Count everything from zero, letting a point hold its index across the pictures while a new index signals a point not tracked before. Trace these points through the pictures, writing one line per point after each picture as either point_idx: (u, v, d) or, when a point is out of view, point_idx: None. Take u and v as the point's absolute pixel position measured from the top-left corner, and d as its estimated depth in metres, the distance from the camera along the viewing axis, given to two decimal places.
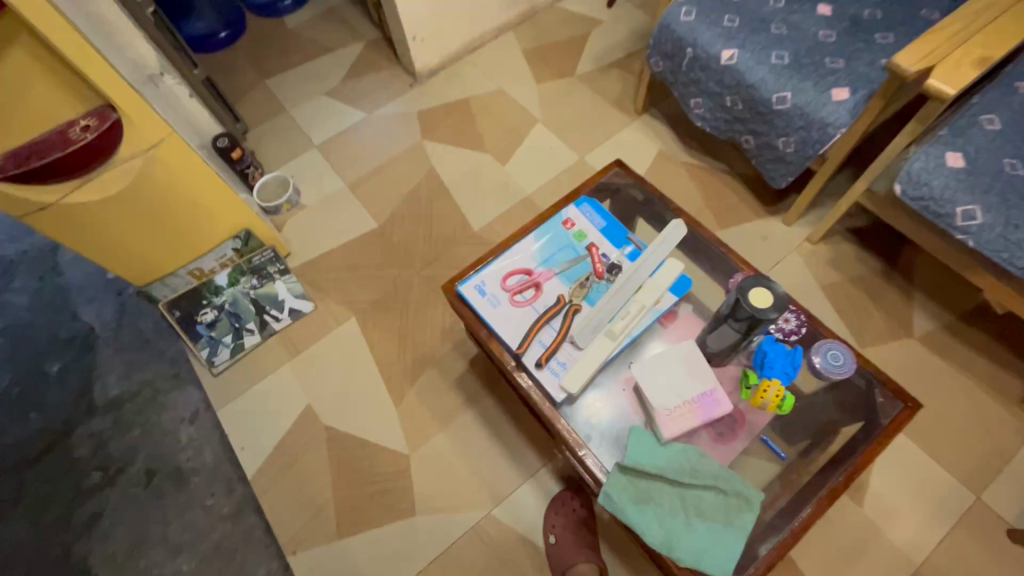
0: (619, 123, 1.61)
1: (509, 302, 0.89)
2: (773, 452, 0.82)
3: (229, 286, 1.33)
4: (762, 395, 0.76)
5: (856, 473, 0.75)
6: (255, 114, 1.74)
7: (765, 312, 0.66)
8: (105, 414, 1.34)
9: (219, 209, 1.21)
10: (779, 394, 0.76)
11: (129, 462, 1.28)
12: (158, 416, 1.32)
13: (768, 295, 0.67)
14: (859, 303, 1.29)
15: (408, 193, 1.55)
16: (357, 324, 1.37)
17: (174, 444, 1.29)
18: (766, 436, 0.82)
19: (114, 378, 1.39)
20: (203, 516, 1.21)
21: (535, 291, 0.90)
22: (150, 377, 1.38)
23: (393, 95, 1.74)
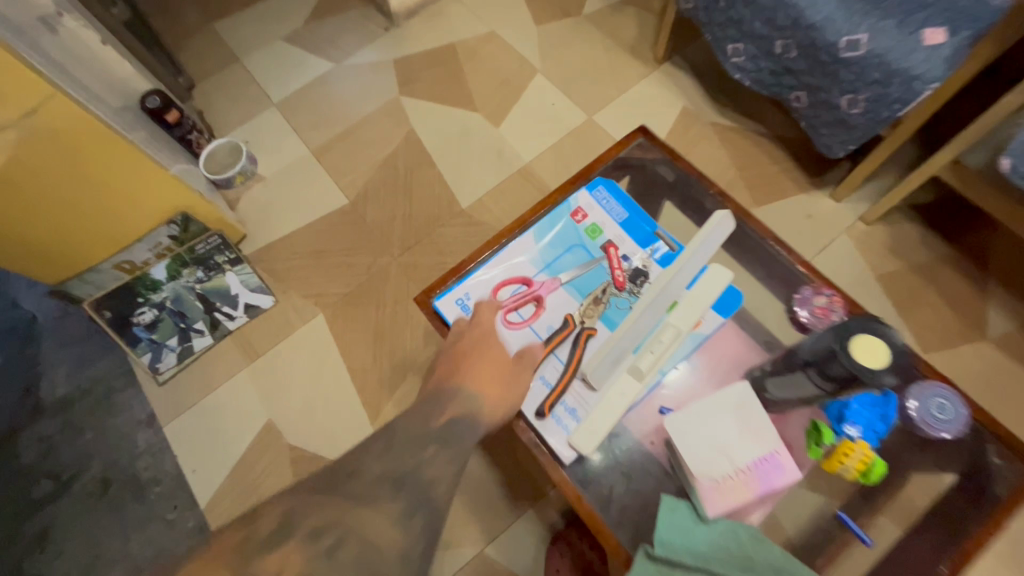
0: (635, 74, 1.35)
1: (502, 323, 0.68)
2: (854, 535, 0.63)
3: (169, 281, 1.10)
4: (841, 460, 0.57)
5: (966, 565, 0.58)
6: (203, 64, 1.46)
7: (869, 368, 0.52)
8: (54, 416, 1.13)
9: (142, 188, 0.98)
10: (866, 460, 0.56)
11: (80, 471, 1.09)
12: (111, 419, 1.12)
13: (881, 354, 0.53)
14: (923, 298, 1.08)
15: (384, 162, 1.31)
16: (326, 323, 1.16)
17: (131, 452, 1.09)
18: (843, 513, 0.64)
19: (62, 374, 1.16)
20: (164, 534, 1.03)
21: (535, 309, 0.69)
22: (102, 373, 1.16)
23: (364, 40, 1.45)
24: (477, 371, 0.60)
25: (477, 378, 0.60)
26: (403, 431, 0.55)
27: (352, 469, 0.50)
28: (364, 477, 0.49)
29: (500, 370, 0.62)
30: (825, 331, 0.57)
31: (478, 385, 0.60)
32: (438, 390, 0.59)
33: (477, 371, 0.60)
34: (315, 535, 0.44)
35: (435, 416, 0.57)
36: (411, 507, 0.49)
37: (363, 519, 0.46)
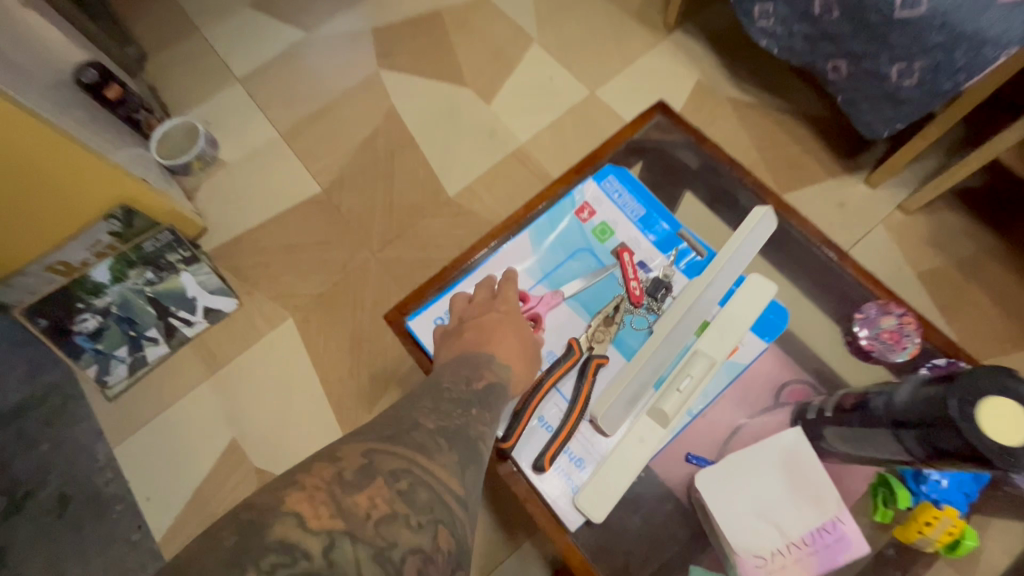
0: (644, 42, 1.19)
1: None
2: None
3: (114, 283, 0.96)
4: (923, 529, 0.46)
5: None
6: (156, 33, 1.29)
7: (996, 442, 0.35)
8: (4, 426, 0.98)
9: (72, 175, 0.83)
10: (954, 531, 0.45)
11: (36, 487, 0.95)
12: (71, 429, 0.99)
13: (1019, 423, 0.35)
14: (971, 297, 0.95)
15: (361, 144, 1.16)
16: (296, 327, 1.03)
17: (90, 465, 0.97)
18: None
19: (14, 380, 1.01)
20: (128, 555, 0.92)
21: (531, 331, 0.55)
22: (62, 378, 1.02)
23: (339, 5, 1.29)
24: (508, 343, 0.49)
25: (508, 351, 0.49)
26: (449, 385, 0.44)
27: (409, 417, 0.39)
28: (423, 428, 0.39)
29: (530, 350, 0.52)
30: (926, 382, 0.40)
31: (509, 357, 0.49)
32: (469, 353, 0.48)
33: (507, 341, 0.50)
34: (391, 479, 0.35)
35: (478, 373, 0.45)
36: (470, 458, 0.39)
37: (434, 465, 0.37)
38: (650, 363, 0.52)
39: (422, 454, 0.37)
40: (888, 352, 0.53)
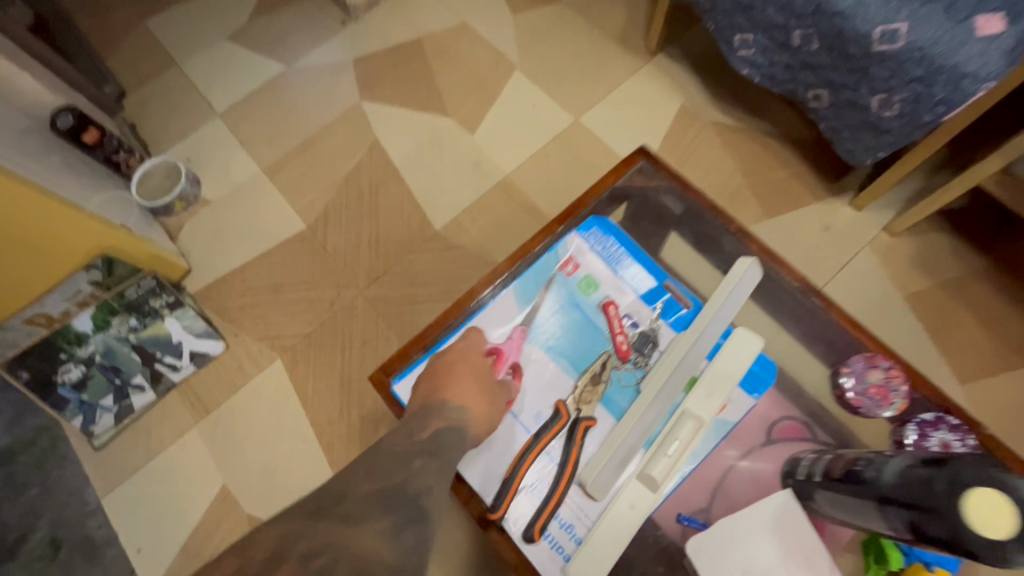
0: (626, 67, 1.19)
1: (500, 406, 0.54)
2: None
3: (96, 332, 0.94)
4: None
5: None
6: (133, 69, 1.28)
7: (987, 537, 0.34)
8: None
9: (51, 229, 0.82)
10: None
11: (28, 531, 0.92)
12: (55, 476, 0.97)
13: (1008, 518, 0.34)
14: (955, 318, 0.96)
15: (345, 179, 1.15)
16: (285, 368, 1.02)
17: (80, 510, 0.96)
18: None
19: None
20: None
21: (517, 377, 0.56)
22: (48, 422, 1.00)
23: (320, 36, 1.28)
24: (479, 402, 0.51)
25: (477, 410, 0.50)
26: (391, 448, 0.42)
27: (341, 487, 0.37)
28: (353, 495, 0.36)
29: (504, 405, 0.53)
30: (917, 461, 0.40)
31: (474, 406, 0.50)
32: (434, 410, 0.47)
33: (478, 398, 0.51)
34: (308, 559, 0.31)
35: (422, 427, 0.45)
36: (407, 518, 0.36)
37: (362, 533, 0.33)
38: (639, 425, 0.51)
39: (349, 525, 0.34)
40: (875, 409, 0.54)
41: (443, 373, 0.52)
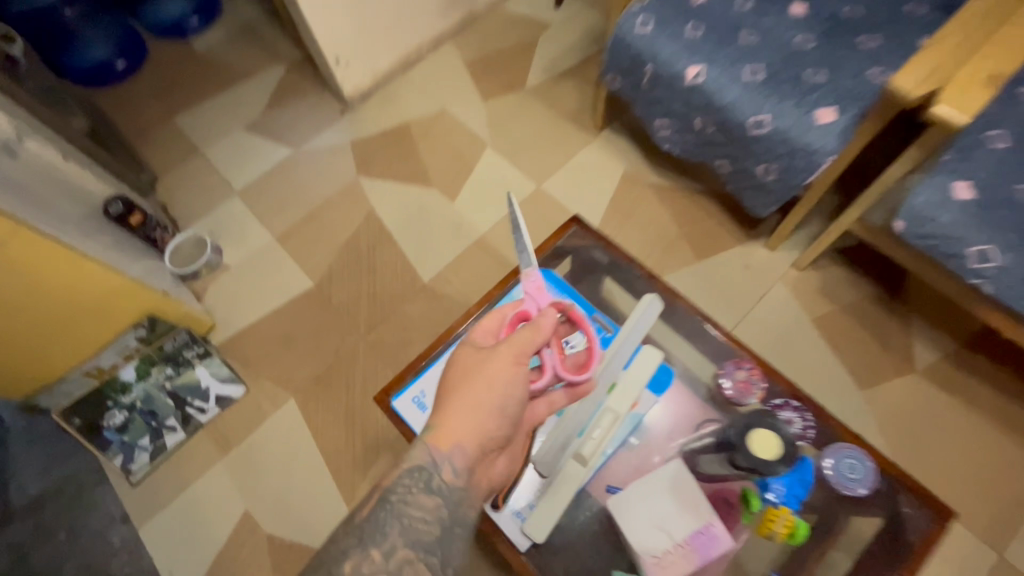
0: (578, 141, 1.44)
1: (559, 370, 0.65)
2: None
3: (138, 381, 1.12)
4: (770, 527, 0.64)
5: None
6: (163, 159, 1.51)
7: (765, 459, 0.58)
8: (26, 519, 1.10)
9: (109, 295, 1.01)
10: (790, 523, 0.64)
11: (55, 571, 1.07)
12: (85, 518, 1.11)
13: (775, 448, 0.59)
14: (855, 335, 1.15)
15: (346, 243, 1.36)
16: (297, 406, 1.19)
17: (106, 550, 1.08)
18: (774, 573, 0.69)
19: (33, 475, 1.14)
20: None
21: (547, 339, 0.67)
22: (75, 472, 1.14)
23: (323, 125, 1.53)
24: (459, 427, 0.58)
25: (452, 440, 0.58)
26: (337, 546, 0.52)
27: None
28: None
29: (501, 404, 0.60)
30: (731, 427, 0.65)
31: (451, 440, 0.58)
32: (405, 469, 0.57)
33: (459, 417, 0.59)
34: None
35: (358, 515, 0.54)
36: None
37: None
38: (574, 420, 0.69)
39: None
40: (741, 398, 0.72)
41: (445, 399, 0.60)
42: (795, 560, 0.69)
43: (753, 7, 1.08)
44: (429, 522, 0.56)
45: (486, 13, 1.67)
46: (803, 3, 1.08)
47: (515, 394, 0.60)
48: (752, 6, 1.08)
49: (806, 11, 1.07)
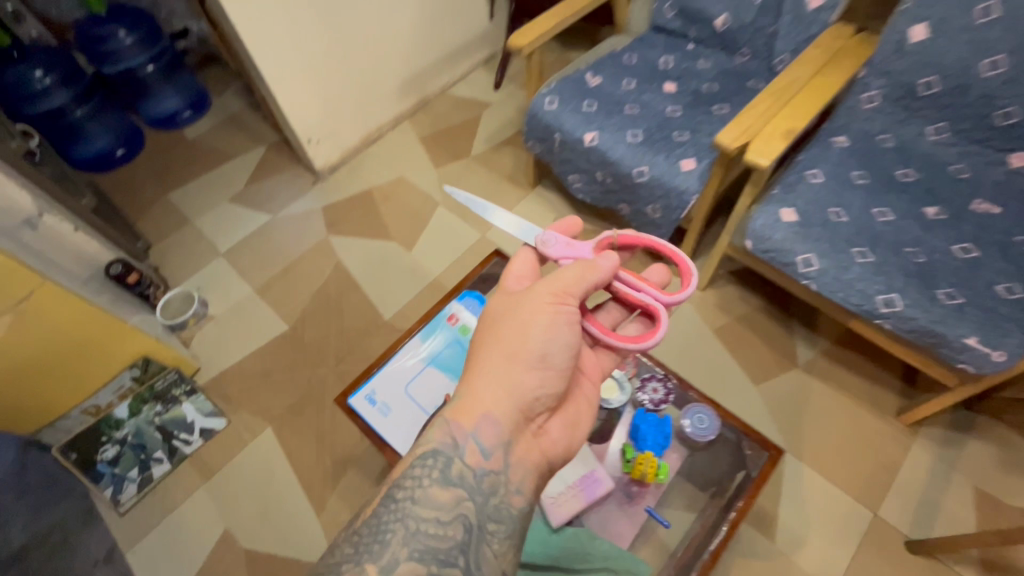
0: (515, 197, 1.71)
1: (660, 299, 0.78)
2: (659, 524, 0.88)
3: (130, 417, 1.28)
4: (639, 467, 0.84)
5: (733, 529, 0.81)
6: (156, 230, 1.73)
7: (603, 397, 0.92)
8: None
9: (111, 339, 1.19)
10: (654, 464, 0.84)
11: None
12: None
13: (613, 391, 0.91)
14: (748, 340, 1.37)
15: (318, 290, 1.57)
16: (273, 434, 1.34)
17: None
18: (652, 509, 0.88)
19: None
20: None
21: (630, 286, 0.79)
22: None
23: (298, 193, 1.79)
24: (486, 391, 0.65)
25: (475, 411, 0.64)
26: (350, 541, 0.56)
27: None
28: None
29: (538, 352, 0.66)
30: None
31: (466, 415, 0.64)
32: (418, 455, 0.64)
33: (488, 379, 0.66)
34: None
35: (367, 512, 0.59)
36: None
37: None
38: None
39: None
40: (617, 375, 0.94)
41: (462, 389, 0.67)
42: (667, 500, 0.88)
43: (635, 87, 1.39)
44: (441, 519, 0.59)
45: (436, 97, 2.00)
46: (672, 83, 1.40)
47: (547, 351, 0.67)
48: (634, 86, 1.39)
49: (675, 88, 1.39)
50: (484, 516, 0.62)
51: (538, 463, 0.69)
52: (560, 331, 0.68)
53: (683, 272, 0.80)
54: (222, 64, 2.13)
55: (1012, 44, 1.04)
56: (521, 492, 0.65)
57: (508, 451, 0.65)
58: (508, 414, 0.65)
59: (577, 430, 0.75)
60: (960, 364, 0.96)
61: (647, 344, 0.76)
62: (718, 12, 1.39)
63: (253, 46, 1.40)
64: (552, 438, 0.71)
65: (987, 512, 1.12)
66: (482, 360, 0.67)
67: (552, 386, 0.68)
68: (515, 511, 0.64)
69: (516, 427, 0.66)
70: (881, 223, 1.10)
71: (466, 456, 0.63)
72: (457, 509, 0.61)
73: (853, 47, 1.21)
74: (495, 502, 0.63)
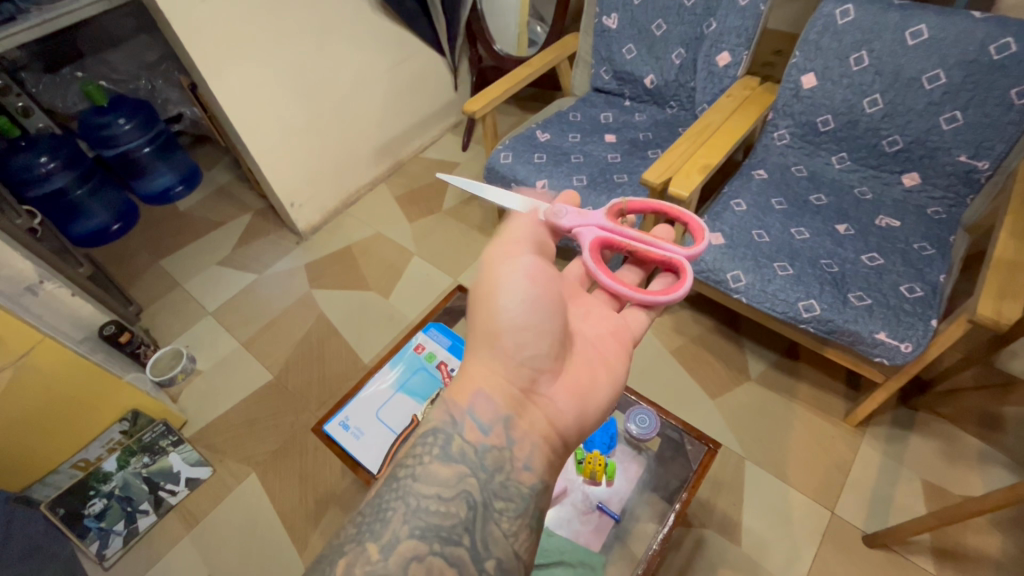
0: (483, 244, 1.86)
1: (681, 253, 0.87)
2: (609, 516, 0.94)
3: (118, 470, 1.29)
4: (589, 466, 0.96)
5: (677, 520, 0.89)
6: (148, 296, 1.83)
7: None
8: None
9: (102, 392, 1.26)
10: (601, 462, 0.96)
11: None
12: None
13: None
14: (704, 358, 1.47)
15: (301, 340, 1.66)
16: (257, 479, 1.39)
17: None
18: (603, 503, 0.96)
19: None
20: None
21: (649, 246, 0.88)
22: None
23: (283, 253, 1.92)
24: (477, 369, 0.69)
25: (468, 390, 0.68)
26: (354, 522, 0.58)
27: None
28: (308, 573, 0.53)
29: (509, 317, 0.69)
30: None
31: (458, 393, 0.68)
32: (419, 439, 0.66)
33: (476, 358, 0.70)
34: None
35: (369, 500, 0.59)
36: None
37: None
38: None
39: None
40: None
41: (459, 374, 0.71)
42: (619, 498, 0.97)
43: (580, 139, 1.58)
44: (443, 497, 0.60)
45: (410, 161, 2.20)
46: (612, 134, 1.59)
47: (525, 315, 0.70)
48: (579, 139, 1.58)
49: (615, 138, 1.57)
50: (489, 492, 0.62)
51: (549, 435, 0.70)
52: (530, 289, 0.71)
53: (695, 229, 0.90)
54: (212, 143, 2.34)
55: (883, 85, 1.24)
56: (530, 468, 0.66)
57: (509, 425, 0.67)
58: (500, 387, 0.68)
59: (589, 396, 0.74)
60: (877, 358, 1.07)
61: (677, 294, 0.83)
62: (645, 73, 1.61)
63: (240, 125, 1.57)
64: (560, 407, 0.71)
65: (935, 501, 1.19)
66: (470, 343, 0.72)
67: (538, 350, 0.70)
68: (524, 489, 0.65)
69: (514, 400, 0.69)
70: (798, 240, 1.23)
71: (465, 432, 0.65)
72: (462, 484, 0.62)
73: (759, 95, 1.40)
74: (500, 479, 0.64)
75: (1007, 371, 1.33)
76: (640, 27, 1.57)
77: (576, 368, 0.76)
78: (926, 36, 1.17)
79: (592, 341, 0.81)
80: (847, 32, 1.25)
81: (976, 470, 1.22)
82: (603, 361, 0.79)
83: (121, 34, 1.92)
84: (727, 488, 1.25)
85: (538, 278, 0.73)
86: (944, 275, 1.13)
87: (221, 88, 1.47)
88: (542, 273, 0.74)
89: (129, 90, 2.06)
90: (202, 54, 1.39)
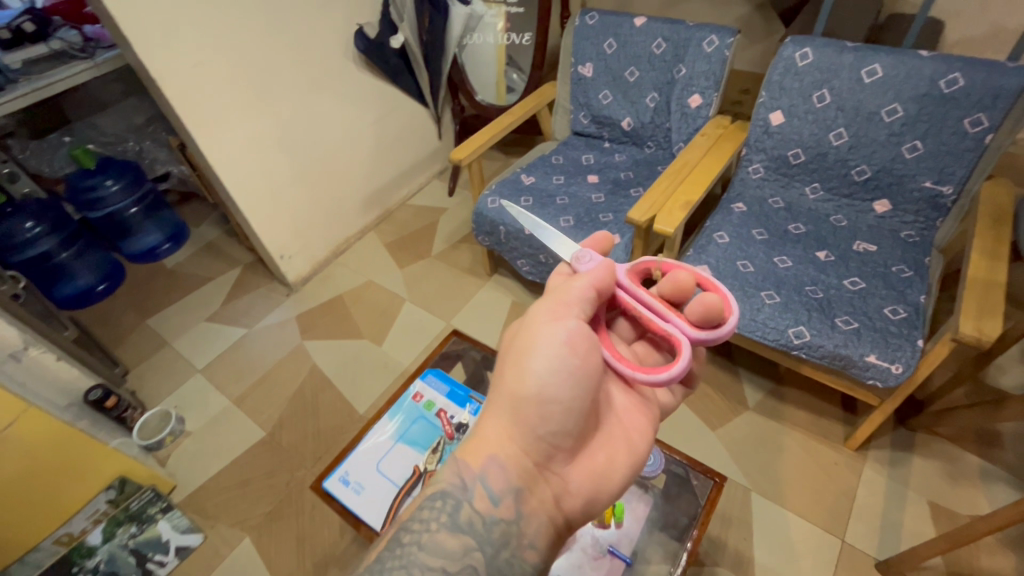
0: (475, 286, 1.87)
1: (686, 331, 0.76)
2: (622, 559, 0.92)
3: (104, 542, 1.22)
4: None
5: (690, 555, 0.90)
6: (135, 357, 1.79)
7: None
8: None
9: (92, 463, 1.23)
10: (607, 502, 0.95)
11: None
12: None
13: None
14: (700, 391, 1.48)
15: (294, 394, 1.63)
16: (252, 543, 1.33)
17: None
18: (613, 546, 0.94)
19: None
20: None
21: (654, 316, 0.78)
22: None
23: (273, 305, 1.91)
24: (493, 433, 0.68)
25: (482, 453, 0.67)
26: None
27: None
28: None
29: (537, 385, 0.67)
30: None
31: (471, 455, 0.68)
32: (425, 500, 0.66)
33: (495, 418, 0.69)
34: None
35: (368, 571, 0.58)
36: None
37: None
38: None
39: None
40: None
41: (474, 433, 0.70)
42: (628, 539, 0.94)
43: (564, 182, 1.62)
44: (448, 569, 0.59)
45: (397, 208, 2.24)
46: (595, 175, 1.64)
47: (551, 385, 0.67)
48: (563, 181, 1.63)
49: (598, 178, 1.63)
50: (495, 568, 0.62)
51: (556, 514, 0.68)
52: (563, 357, 0.67)
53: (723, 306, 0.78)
54: (199, 199, 2.37)
55: (846, 119, 1.31)
56: (536, 547, 0.65)
57: (519, 499, 0.66)
58: (513, 457, 0.67)
59: (605, 482, 0.71)
60: (871, 380, 1.09)
61: (673, 373, 0.70)
62: (622, 117, 1.68)
63: (231, 182, 1.60)
64: (571, 486, 0.70)
65: (944, 523, 1.18)
66: (492, 399, 0.71)
67: (559, 427, 0.68)
68: (528, 566, 0.64)
69: (526, 473, 0.67)
70: (782, 269, 1.27)
71: (475, 500, 0.65)
72: (465, 557, 0.61)
73: (732, 133, 1.48)
74: (506, 556, 0.63)
75: (997, 387, 1.36)
76: (614, 74, 1.65)
77: (597, 445, 0.73)
78: (881, 75, 1.25)
79: (622, 416, 0.77)
80: (808, 73, 1.33)
81: (979, 488, 1.22)
82: (629, 441, 0.74)
83: (109, 98, 2.00)
84: (736, 523, 1.23)
85: (578, 346, 0.68)
86: (925, 295, 1.17)
87: (211, 148, 1.50)
88: (585, 340, 0.69)
89: (117, 153, 2.07)
90: (192, 116, 1.42)
